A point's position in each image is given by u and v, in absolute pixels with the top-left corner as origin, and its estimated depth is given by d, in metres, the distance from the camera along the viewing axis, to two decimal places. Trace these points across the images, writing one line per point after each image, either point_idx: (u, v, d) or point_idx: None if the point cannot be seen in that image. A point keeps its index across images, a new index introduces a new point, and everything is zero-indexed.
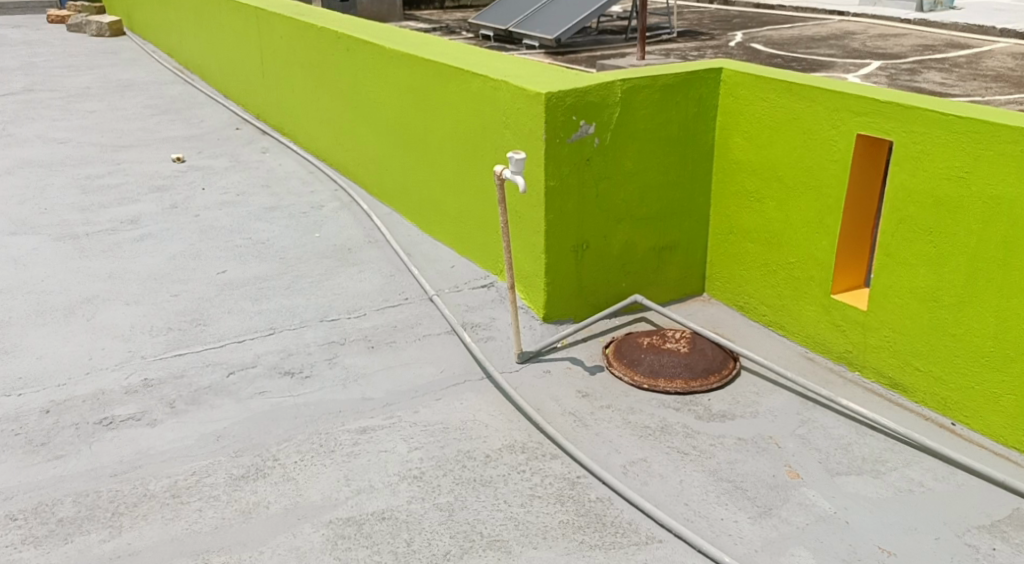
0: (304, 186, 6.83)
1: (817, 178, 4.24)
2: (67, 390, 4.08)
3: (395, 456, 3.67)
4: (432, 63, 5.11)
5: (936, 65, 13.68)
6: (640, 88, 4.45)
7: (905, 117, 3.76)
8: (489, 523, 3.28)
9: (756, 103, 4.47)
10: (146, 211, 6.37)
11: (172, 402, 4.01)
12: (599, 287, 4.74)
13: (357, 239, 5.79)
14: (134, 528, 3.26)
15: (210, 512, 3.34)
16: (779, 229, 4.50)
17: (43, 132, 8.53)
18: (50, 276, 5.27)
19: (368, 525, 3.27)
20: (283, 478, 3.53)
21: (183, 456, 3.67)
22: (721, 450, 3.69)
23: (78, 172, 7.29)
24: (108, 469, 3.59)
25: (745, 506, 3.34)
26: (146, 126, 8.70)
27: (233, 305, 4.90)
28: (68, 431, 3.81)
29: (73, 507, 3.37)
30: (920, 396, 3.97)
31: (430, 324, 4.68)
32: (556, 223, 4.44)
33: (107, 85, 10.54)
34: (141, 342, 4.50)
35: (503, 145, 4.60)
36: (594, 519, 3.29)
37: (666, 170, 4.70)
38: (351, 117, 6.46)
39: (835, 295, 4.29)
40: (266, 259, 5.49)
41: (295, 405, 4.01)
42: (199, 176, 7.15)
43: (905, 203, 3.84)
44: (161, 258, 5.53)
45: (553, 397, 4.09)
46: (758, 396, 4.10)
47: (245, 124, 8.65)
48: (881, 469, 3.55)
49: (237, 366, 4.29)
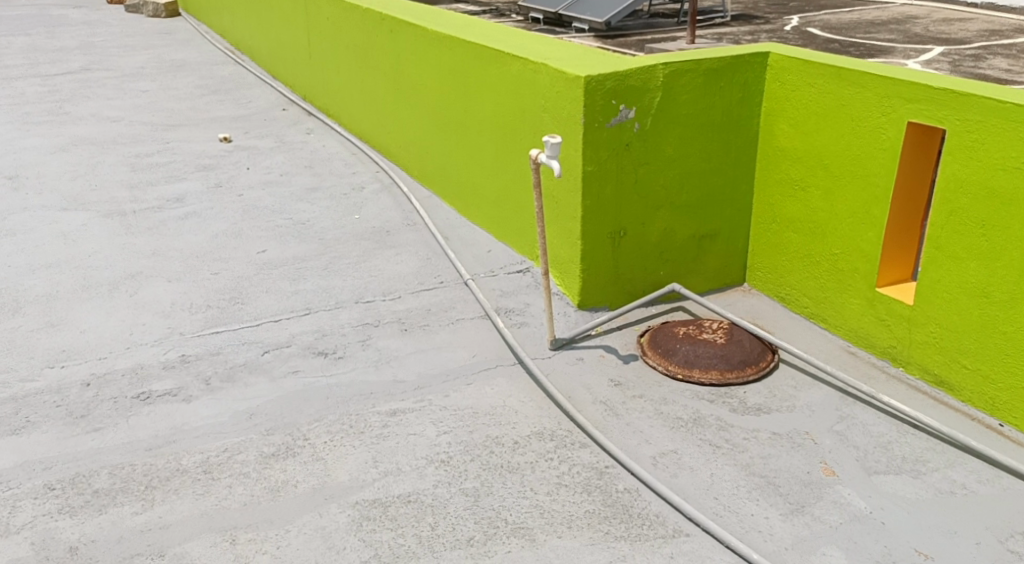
0: (347, 167, 6.86)
1: (865, 167, 4.10)
2: (108, 363, 4.16)
3: (423, 440, 3.66)
4: (472, 45, 5.07)
5: (1003, 51, 13.17)
6: (683, 72, 4.36)
7: (959, 104, 3.61)
8: (514, 510, 3.25)
9: (804, 89, 4.34)
10: (191, 189, 6.46)
11: (207, 379, 4.06)
12: (636, 275, 4.67)
13: (396, 221, 5.79)
14: (166, 502, 3.31)
15: (240, 489, 3.38)
16: (824, 219, 4.37)
17: (97, 110, 8.70)
18: (97, 252, 5.38)
19: (394, 508, 3.27)
20: (313, 458, 3.55)
21: (216, 433, 3.71)
22: (754, 444, 3.61)
23: (128, 150, 7.42)
24: (144, 443, 3.65)
25: (776, 502, 3.26)
26: (195, 105, 8.82)
27: (271, 284, 4.94)
28: (107, 404, 3.88)
29: (108, 479, 3.44)
30: (967, 395, 3.83)
31: (465, 309, 4.66)
32: (593, 209, 4.38)
33: (162, 65, 10.73)
34: (181, 319, 4.56)
35: (542, 129, 4.54)
36: (621, 509, 3.25)
37: (708, 157, 4.60)
38: (394, 99, 6.46)
39: (880, 289, 4.16)
40: (306, 240, 5.53)
41: (328, 385, 4.04)
42: (245, 155, 7.23)
43: (957, 194, 3.69)
44: (204, 236, 5.60)
45: (585, 385, 4.04)
46: (796, 390, 4.00)
47: (291, 105, 8.71)
48: (921, 470, 3.43)
49: (272, 345, 4.32)
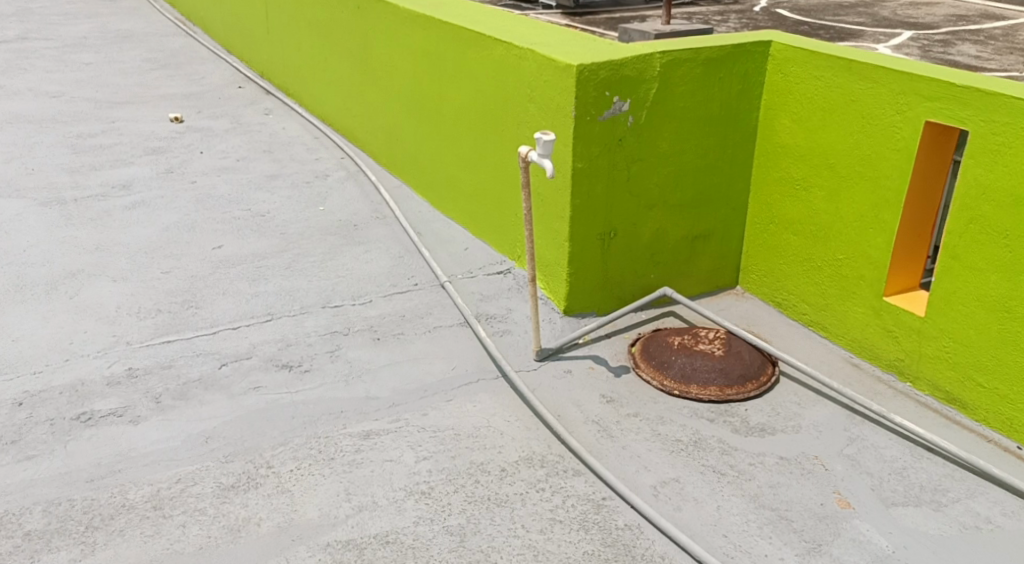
0: (309, 152, 6.42)
1: (875, 168, 3.82)
2: (43, 379, 3.72)
3: (401, 467, 3.32)
4: (449, 26, 4.67)
5: (970, 36, 13.11)
6: (681, 62, 4.03)
7: (984, 104, 3.34)
8: (504, 552, 2.93)
9: (809, 82, 4.03)
10: (139, 175, 5.97)
11: (158, 396, 3.66)
12: (625, 279, 4.36)
13: (363, 214, 5.39)
14: (110, 546, 2.92)
15: (195, 529, 3.00)
16: (828, 222, 4.09)
17: (35, 84, 8.09)
18: (33, 246, 4.89)
19: (370, 551, 2.93)
20: (277, 490, 3.19)
21: (167, 461, 3.32)
22: (762, 471, 3.33)
23: (70, 129, 6.87)
24: (85, 473, 3.24)
25: (791, 541, 2.99)
26: (143, 81, 8.25)
27: (228, 285, 4.52)
28: (42, 427, 3.46)
29: (42, 518, 3.03)
30: (982, 414, 3.59)
31: (442, 314, 4.30)
32: (583, 208, 4.04)
33: (106, 35, 10.07)
34: (127, 326, 4.13)
35: (527, 121, 4.18)
36: (623, 550, 2.95)
37: (704, 152, 4.28)
38: (361, 82, 6.03)
39: (888, 298, 3.91)
40: (265, 234, 5.10)
41: (293, 402, 3.66)
42: (198, 137, 6.74)
43: (979, 201, 3.42)
44: (153, 229, 5.14)
45: (575, 401, 3.73)
46: (801, 408, 3.73)
47: (247, 82, 8.19)
48: (942, 501, 3.19)
49: (231, 357, 3.93)
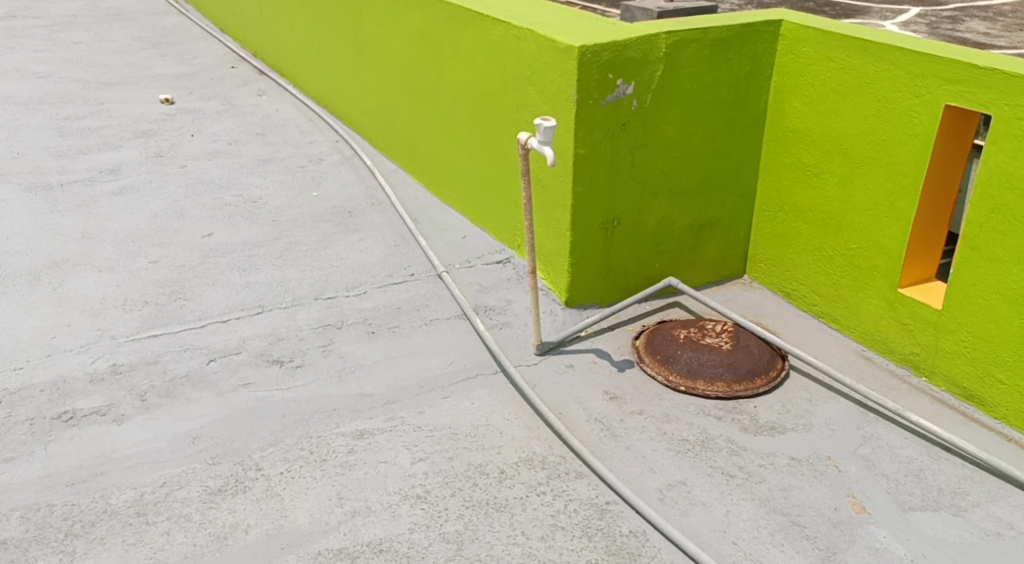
0: (302, 135, 6.23)
1: (891, 155, 3.65)
2: (23, 376, 3.58)
3: (396, 469, 3.18)
4: (445, 4, 4.48)
5: (978, 12, 12.82)
6: (688, 42, 3.85)
7: (1008, 87, 3.16)
8: (503, 561, 2.80)
9: (821, 63, 3.86)
10: (127, 159, 5.79)
11: (143, 393, 3.51)
12: (629, 269, 4.20)
13: (358, 200, 5.22)
14: (90, 555, 2.79)
15: (180, 536, 2.87)
16: (840, 210, 3.93)
17: (23, 64, 7.89)
18: (16, 235, 4.73)
19: (363, 560, 2.79)
20: (266, 494, 3.05)
21: (152, 463, 3.18)
22: (772, 473, 3.19)
23: (58, 111, 6.69)
24: (65, 477, 3.11)
25: (804, 549, 2.86)
26: (133, 61, 8.05)
27: (217, 276, 4.37)
28: (21, 428, 3.32)
29: (20, 525, 2.90)
30: (1002, 412, 3.45)
31: (439, 307, 4.15)
32: (585, 196, 3.88)
33: (97, 12, 9.85)
34: (113, 318, 3.98)
35: (527, 105, 4.01)
36: (627, 559, 2.81)
37: (711, 137, 4.11)
38: (356, 62, 5.83)
39: (903, 290, 3.75)
40: (257, 222, 4.94)
41: (284, 400, 3.52)
42: (189, 119, 6.56)
43: (1001, 189, 3.25)
44: (141, 216, 4.98)
45: (577, 398, 3.58)
46: (812, 405, 3.58)
47: (240, 62, 7.98)
48: (962, 505, 3.05)
49: (219, 352, 3.78)
